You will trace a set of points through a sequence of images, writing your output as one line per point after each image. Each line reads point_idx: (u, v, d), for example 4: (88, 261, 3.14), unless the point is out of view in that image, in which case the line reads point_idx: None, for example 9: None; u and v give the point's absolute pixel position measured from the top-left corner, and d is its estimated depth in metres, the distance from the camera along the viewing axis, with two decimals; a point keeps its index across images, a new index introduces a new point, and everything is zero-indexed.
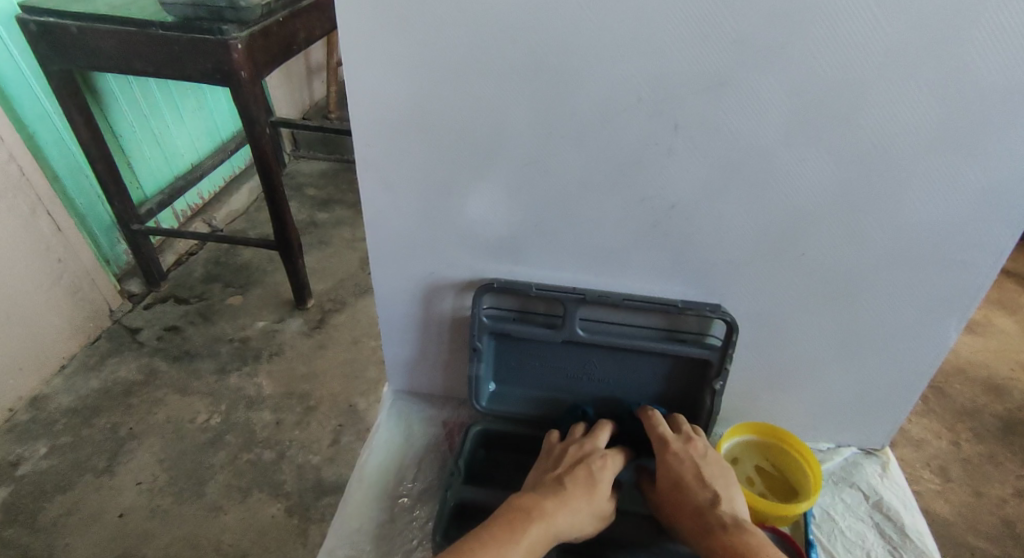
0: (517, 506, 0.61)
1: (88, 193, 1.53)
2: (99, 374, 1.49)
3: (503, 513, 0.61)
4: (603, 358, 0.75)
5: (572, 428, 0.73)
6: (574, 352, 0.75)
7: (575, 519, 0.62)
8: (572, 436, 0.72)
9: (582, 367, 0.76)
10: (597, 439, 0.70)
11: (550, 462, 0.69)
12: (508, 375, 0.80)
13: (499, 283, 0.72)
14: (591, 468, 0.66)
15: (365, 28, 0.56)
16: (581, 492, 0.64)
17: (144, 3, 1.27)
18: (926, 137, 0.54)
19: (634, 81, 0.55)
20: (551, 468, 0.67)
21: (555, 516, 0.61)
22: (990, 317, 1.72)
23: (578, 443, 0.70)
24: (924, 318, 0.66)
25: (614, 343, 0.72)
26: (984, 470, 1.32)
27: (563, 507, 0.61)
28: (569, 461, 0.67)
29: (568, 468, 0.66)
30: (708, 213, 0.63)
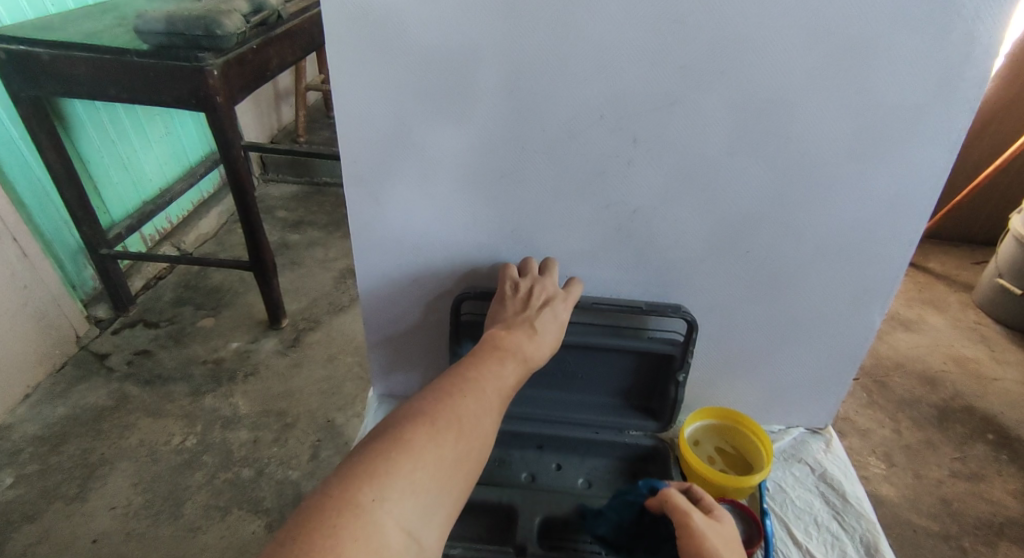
0: (497, 344, 0.63)
1: (55, 219, 1.53)
2: (67, 401, 1.47)
3: (483, 354, 0.61)
4: (575, 357, 0.81)
5: (532, 262, 0.73)
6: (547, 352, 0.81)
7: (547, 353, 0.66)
8: (534, 272, 0.72)
9: (557, 365, 0.82)
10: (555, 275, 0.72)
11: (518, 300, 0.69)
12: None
13: (476, 292, 0.77)
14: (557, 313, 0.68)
15: (355, 57, 0.62)
16: (549, 336, 0.66)
17: (117, 31, 1.30)
18: (844, 146, 0.63)
19: (595, 101, 0.63)
20: (517, 306, 0.68)
21: (526, 356, 0.63)
22: (923, 316, 1.87)
23: (542, 283, 0.70)
24: (854, 306, 0.75)
25: (586, 343, 0.78)
26: (924, 454, 1.43)
27: (536, 349, 0.64)
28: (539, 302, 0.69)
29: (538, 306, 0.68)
30: (665, 217, 0.70)
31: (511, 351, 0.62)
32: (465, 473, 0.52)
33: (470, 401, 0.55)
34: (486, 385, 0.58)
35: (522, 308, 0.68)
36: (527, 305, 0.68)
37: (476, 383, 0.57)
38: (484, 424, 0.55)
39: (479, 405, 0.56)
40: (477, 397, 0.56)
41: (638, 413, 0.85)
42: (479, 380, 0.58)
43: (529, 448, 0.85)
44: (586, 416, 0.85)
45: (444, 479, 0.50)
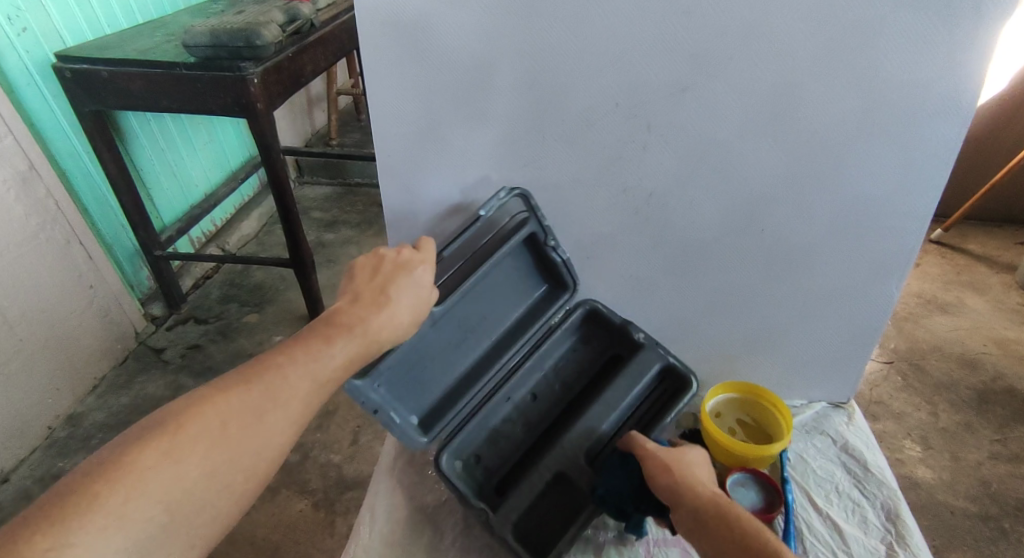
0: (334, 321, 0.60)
1: (114, 224, 1.64)
2: (129, 391, 1.57)
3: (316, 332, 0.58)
4: (471, 292, 0.76)
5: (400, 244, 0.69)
6: (447, 318, 0.75)
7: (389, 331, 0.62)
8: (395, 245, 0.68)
9: (461, 319, 0.77)
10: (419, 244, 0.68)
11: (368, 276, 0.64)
12: (413, 396, 0.76)
13: None
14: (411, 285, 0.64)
15: (386, 59, 0.67)
16: (406, 306, 0.63)
17: (166, 46, 1.39)
18: (854, 124, 0.65)
19: (610, 90, 0.67)
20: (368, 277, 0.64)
21: (373, 329, 0.61)
22: (963, 299, 1.83)
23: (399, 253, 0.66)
24: (870, 281, 0.76)
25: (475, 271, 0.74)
26: (962, 436, 1.41)
27: (387, 321, 0.61)
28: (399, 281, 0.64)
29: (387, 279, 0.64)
30: (681, 199, 0.73)
31: (347, 328, 0.59)
32: (239, 488, 0.52)
33: (264, 403, 0.53)
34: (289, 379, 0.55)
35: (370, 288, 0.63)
36: (381, 273, 0.64)
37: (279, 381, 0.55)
38: (270, 425, 0.53)
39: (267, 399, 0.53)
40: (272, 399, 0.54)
41: (537, 302, 0.83)
42: (282, 380, 0.55)
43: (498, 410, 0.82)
44: (507, 344, 0.81)
45: (206, 486, 0.50)
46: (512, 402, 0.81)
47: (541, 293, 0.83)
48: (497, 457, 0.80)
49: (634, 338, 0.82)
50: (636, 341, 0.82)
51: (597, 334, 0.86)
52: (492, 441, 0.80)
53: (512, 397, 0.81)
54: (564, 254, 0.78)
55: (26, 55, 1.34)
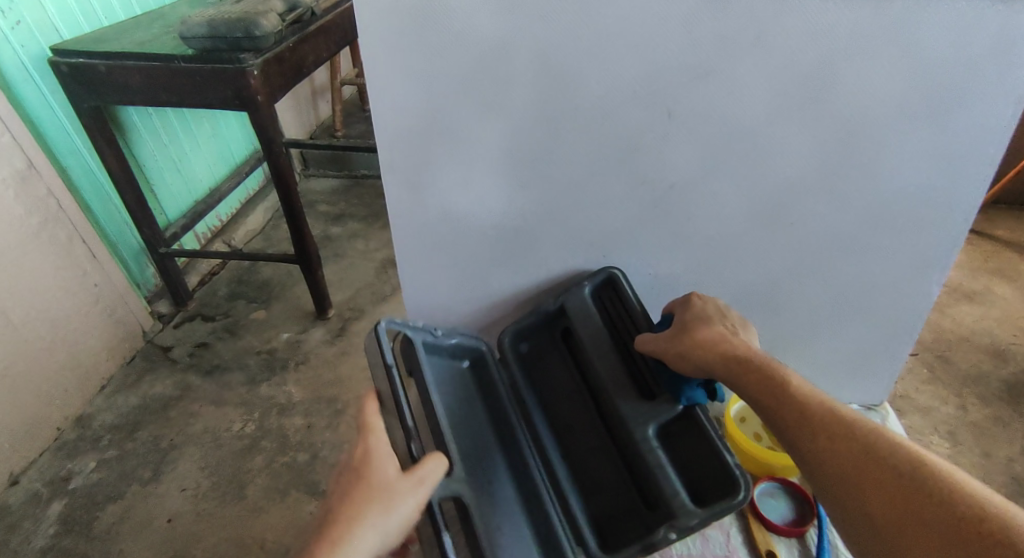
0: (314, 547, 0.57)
1: (118, 222, 1.61)
2: (137, 391, 1.55)
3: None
4: (449, 422, 0.74)
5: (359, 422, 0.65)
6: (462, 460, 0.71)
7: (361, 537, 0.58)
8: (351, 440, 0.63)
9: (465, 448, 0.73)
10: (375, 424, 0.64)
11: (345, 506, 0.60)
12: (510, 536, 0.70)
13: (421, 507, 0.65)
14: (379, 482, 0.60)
15: (386, 48, 0.63)
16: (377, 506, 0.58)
17: (163, 38, 1.35)
18: (895, 108, 0.60)
19: (627, 76, 0.62)
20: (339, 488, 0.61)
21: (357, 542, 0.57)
22: (990, 287, 1.77)
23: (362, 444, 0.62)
24: (908, 275, 0.71)
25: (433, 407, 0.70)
26: (992, 431, 1.36)
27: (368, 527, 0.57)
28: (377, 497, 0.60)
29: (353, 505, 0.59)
30: (704, 191, 0.68)
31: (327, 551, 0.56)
32: None
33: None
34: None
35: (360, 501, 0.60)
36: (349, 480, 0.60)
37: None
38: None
39: None
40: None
41: (477, 378, 0.81)
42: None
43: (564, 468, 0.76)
44: (515, 444, 0.76)
45: None
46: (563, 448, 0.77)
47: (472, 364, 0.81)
48: (608, 471, 0.74)
49: (554, 310, 0.80)
50: (556, 309, 0.80)
51: (529, 344, 0.83)
52: (599, 480, 0.74)
53: (560, 449, 0.77)
54: (451, 333, 0.79)
55: (21, 50, 1.31)
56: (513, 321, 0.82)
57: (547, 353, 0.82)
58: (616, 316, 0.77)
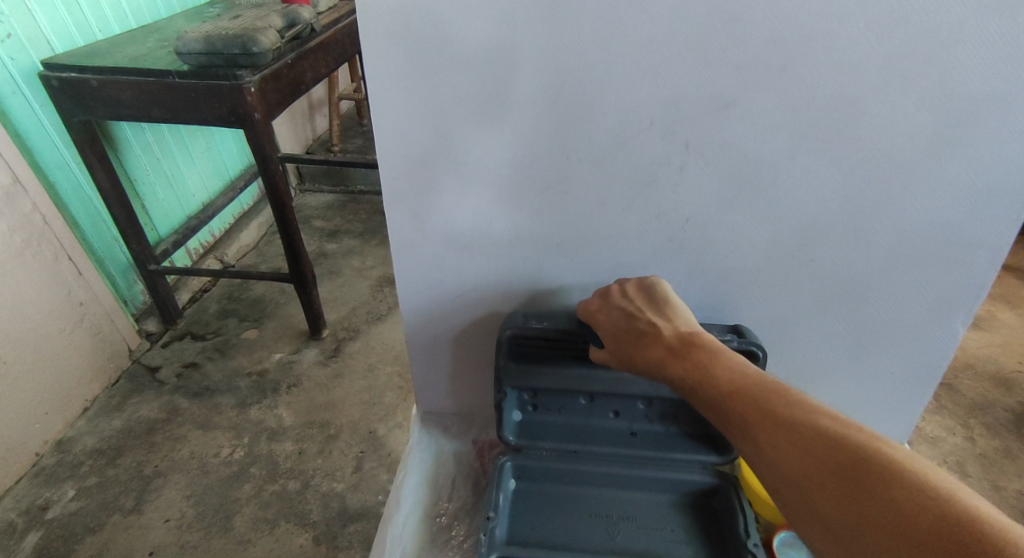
0: None
1: (106, 237, 1.57)
2: (121, 414, 1.50)
3: None
4: (571, 535, 0.70)
5: None
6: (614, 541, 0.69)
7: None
8: None
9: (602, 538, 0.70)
10: None
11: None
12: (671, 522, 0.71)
13: None
14: None
15: (391, 73, 0.60)
16: None
17: (159, 53, 1.32)
18: (922, 144, 0.57)
19: (644, 106, 0.59)
20: None
21: None
22: (993, 312, 1.76)
23: None
24: (933, 315, 0.68)
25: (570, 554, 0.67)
26: (1002, 464, 1.33)
27: None
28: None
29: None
30: (721, 225, 0.66)
31: None
32: None
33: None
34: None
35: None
36: None
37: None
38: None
39: None
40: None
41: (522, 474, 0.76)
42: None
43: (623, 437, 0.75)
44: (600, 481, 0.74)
45: None
46: (624, 416, 0.75)
47: (516, 463, 0.74)
48: (671, 403, 0.73)
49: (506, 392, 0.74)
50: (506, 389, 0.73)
51: (518, 405, 0.76)
52: (672, 411, 0.74)
53: (617, 440, 0.75)
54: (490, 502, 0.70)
55: (11, 63, 1.27)
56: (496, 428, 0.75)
57: (536, 398, 0.75)
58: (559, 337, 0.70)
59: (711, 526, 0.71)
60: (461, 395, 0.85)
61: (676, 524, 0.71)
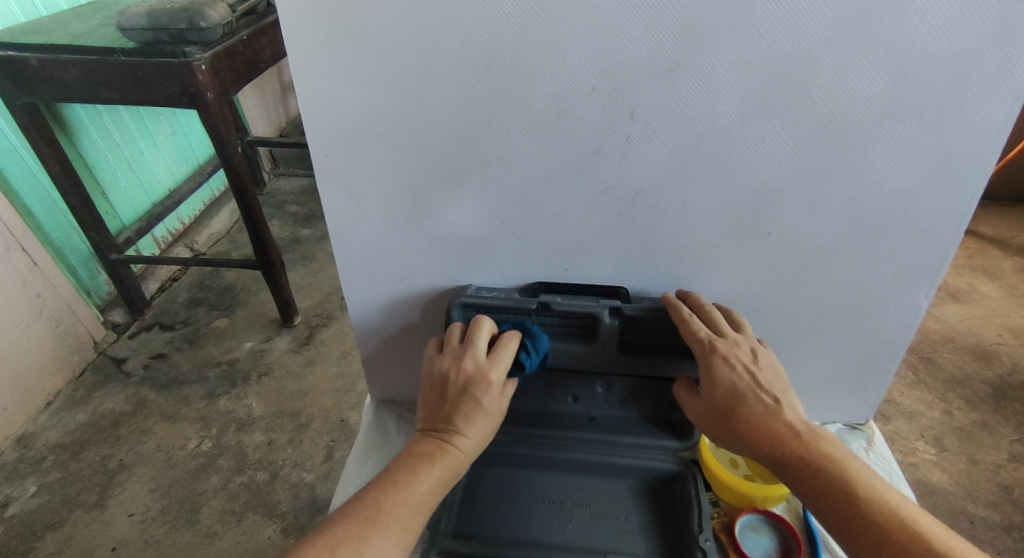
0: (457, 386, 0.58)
1: (63, 225, 1.52)
2: (86, 407, 1.46)
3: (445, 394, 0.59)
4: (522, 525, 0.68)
5: (478, 327, 0.62)
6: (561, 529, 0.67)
7: (473, 455, 0.58)
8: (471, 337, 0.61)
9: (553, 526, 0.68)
10: (471, 351, 0.60)
11: (434, 392, 0.59)
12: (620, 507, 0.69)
13: None
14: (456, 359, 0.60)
15: (312, 38, 0.55)
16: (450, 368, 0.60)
17: (104, 30, 1.26)
18: (878, 107, 0.54)
19: (585, 70, 0.55)
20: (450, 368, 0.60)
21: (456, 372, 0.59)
22: (974, 285, 1.75)
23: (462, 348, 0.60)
24: (895, 290, 0.65)
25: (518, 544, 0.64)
26: (978, 437, 1.32)
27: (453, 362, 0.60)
28: (479, 350, 0.60)
29: (455, 411, 0.57)
30: (673, 198, 0.62)
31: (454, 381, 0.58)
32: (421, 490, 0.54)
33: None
34: (369, 541, 0.50)
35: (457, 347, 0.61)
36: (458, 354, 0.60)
37: (376, 512, 0.51)
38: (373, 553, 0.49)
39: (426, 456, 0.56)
40: (355, 547, 0.49)
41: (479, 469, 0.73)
42: (364, 540, 0.49)
43: (580, 421, 0.71)
44: (554, 467, 0.71)
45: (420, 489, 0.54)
46: (583, 400, 0.71)
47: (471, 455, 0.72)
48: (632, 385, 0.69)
49: None
50: None
51: None
52: (632, 393, 0.70)
53: (575, 426, 0.71)
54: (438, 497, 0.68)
55: None
56: None
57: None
58: (513, 316, 0.67)
59: (665, 513, 0.68)
60: (415, 382, 0.82)
61: (632, 513, 0.68)
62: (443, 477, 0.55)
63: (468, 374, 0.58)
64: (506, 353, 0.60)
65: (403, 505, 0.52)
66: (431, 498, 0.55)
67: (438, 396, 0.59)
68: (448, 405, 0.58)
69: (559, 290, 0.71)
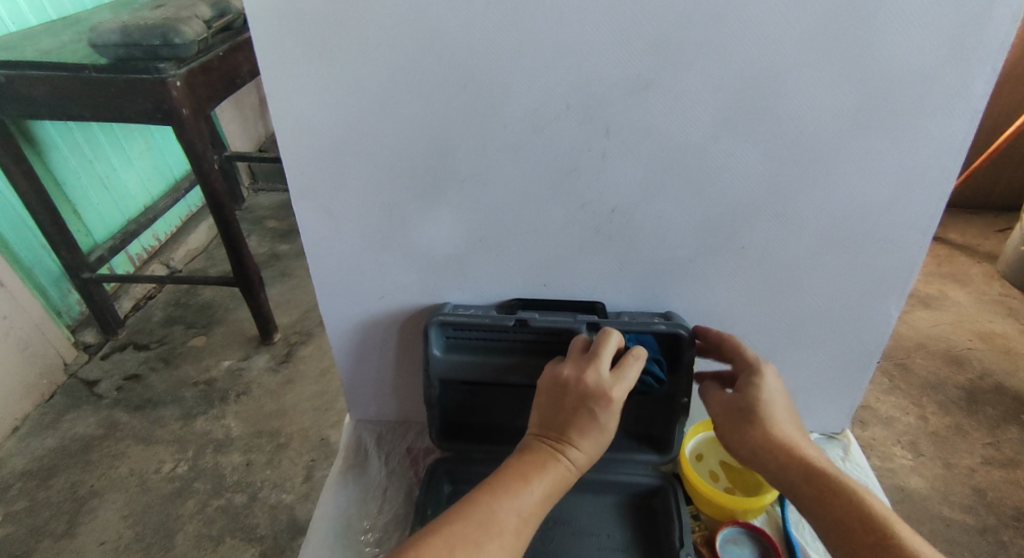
0: (578, 398, 0.56)
1: (33, 244, 1.49)
2: (56, 432, 1.42)
3: (562, 403, 0.56)
4: None
5: (601, 339, 0.59)
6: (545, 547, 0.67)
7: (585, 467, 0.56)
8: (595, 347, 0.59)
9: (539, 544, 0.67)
10: (597, 362, 0.57)
11: (551, 400, 0.57)
12: (605, 524, 0.69)
13: None
14: (578, 370, 0.57)
15: (287, 57, 0.55)
16: (569, 377, 0.57)
17: (74, 46, 1.24)
18: (845, 123, 0.55)
19: (559, 88, 0.56)
20: (568, 378, 0.57)
21: (577, 384, 0.56)
22: (945, 292, 1.79)
23: (587, 359, 0.58)
24: (866, 301, 0.67)
25: None
26: (952, 441, 1.35)
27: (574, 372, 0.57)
28: (603, 364, 0.57)
29: (574, 423, 0.55)
30: (648, 214, 0.62)
31: (575, 392, 0.56)
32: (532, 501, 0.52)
33: None
34: (483, 546, 0.49)
35: (579, 358, 0.59)
36: (580, 364, 0.58)
37: (489, 518, 0.50)
38: None
39: (537, 465, 0.54)
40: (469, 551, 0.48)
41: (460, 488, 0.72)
42: (476, 549, 0.48)
43: None
44: None
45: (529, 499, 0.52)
46: None
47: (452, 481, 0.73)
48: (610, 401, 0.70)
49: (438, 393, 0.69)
50: (438, 389, 0.69)
51: (453, 410, 0.73)
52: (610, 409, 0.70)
53: None
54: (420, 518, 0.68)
55: None
56: (431, 429, 0.72)
57: (470, 401, 0.71)
58: (490, 333, 0.66)
59: (648, 528, 0.68)
60: (393, 400, 0.81)
61: (616, 529, 0.68)
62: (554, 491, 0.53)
63: (590, 387, 0.56)
64: (631, 370, 0.58)
65: (515, 513, 0.51)
66: (541, 508, 0.53)
67: (554, 403, 0.57)
68: (566, 416, 0.56)
69: (535, 306, 0.71)
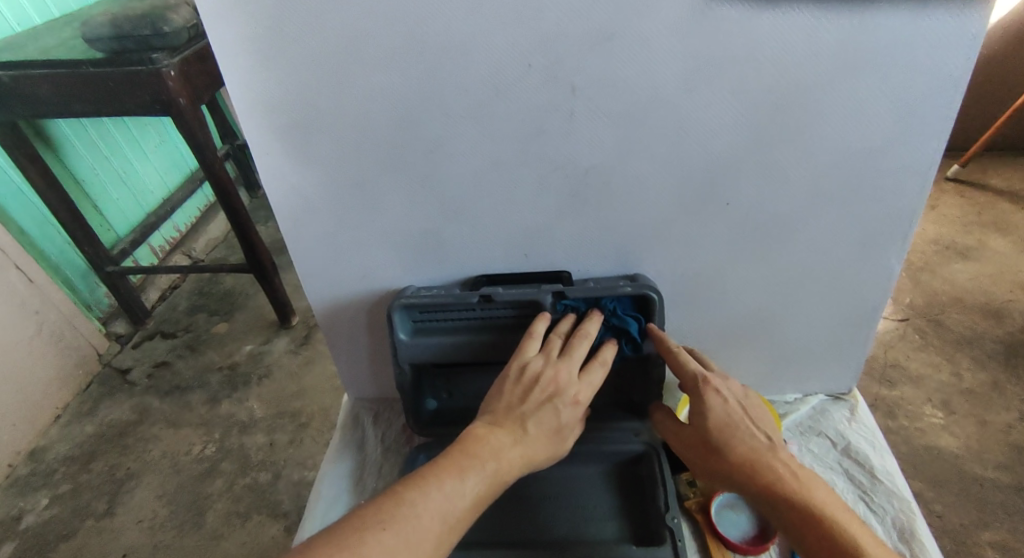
0: (546, 393, 0.56)
1: (58, 241, 1.55)
2: (93, 419, 1.49)
3: (527, 395, 0.56)
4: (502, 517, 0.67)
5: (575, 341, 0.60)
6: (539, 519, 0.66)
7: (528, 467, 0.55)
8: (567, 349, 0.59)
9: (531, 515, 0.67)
10: (570, 363, 0.58)
11: (514, 389, 0.57)
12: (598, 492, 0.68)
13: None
14: (551, 366, 0.57)
15: (238, 33, 0.54)
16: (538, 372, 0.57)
17: (73, 43, 1.26)
18: (830, 63, 0.51)
19: (519, 46, 0.53)
20: (536, 373, 0.57)
21: (548, 381, 0.56)
22: (983, 241, 1.69)
23: (559, 358, 0.58)
24: (863, 254, 0.63)
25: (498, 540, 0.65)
26: (988, 398, 1.28)
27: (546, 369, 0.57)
28: (575, 363, 0.58)
29: (535, 417, 0.55)
30: (625, 175, 0.60)
31: (544, 387, 0.56)
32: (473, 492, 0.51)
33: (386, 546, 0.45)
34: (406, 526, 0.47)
35: (552, 353, 0.59)
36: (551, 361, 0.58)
37: (417, 501, 0.48)
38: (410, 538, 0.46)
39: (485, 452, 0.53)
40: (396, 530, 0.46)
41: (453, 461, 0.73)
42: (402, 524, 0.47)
43: None
44: None
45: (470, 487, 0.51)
46: None
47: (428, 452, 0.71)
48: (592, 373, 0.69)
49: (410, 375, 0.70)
50: (410, 372, 0.70)
51: (431, 392, 0.74)
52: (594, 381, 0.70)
53: None
54: None
55: None
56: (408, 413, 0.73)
57: (451, 381, 0.73)
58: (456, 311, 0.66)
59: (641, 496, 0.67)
60: (388, 377, 0.81)
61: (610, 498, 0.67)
62: (497, 477, 0.52)
63: (561, 385, 0.56)
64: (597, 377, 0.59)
65: (447, 497, 0.49)
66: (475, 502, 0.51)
67: (519, 393, 0.56)
68: (527, 407, 0.55)
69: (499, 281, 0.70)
